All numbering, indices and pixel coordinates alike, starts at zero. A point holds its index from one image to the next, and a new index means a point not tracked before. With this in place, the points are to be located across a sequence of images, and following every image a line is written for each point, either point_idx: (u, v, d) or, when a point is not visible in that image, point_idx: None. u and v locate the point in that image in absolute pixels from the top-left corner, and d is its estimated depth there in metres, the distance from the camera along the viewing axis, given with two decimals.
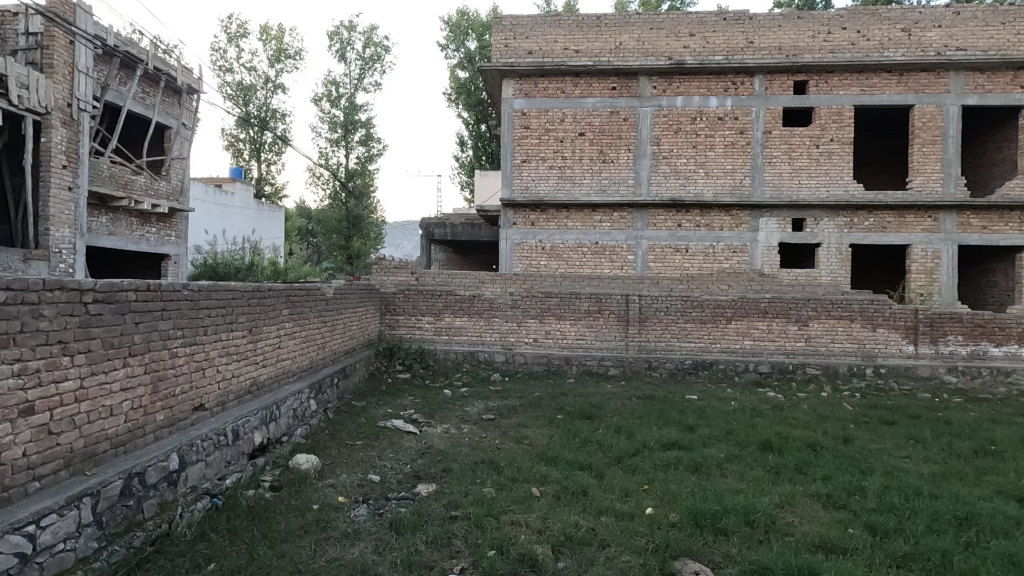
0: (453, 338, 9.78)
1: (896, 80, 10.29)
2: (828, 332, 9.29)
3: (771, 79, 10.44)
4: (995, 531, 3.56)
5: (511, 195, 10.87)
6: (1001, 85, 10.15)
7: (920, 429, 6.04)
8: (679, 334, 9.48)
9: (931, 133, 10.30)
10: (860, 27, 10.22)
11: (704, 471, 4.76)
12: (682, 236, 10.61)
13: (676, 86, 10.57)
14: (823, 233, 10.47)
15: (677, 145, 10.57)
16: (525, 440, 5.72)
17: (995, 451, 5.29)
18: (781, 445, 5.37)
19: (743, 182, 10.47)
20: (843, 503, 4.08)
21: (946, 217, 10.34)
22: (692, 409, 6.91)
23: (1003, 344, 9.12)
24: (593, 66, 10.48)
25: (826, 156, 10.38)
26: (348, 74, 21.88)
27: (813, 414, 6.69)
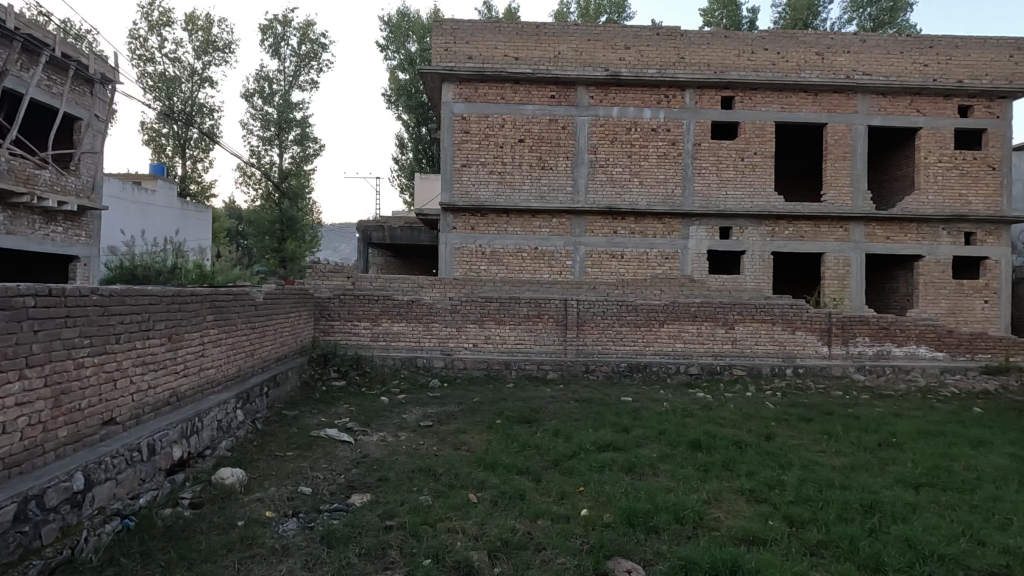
0: (391, 344, 9.60)
1: (812, 99, 11.06)
2: (752, 334, 9.84)
3: (701, 94, 10.95)
4: (895, 516, 3.88)
5: (451, 198, 10.80)
6: (901, 108, 11.13)
7: (832, 425, 6.50)
8: (615, 337, 9.75)
9: (842, 149, 11.15)
10: (780, 48, 10.92)
11: (638, 471, 4.90)
12: (618, 243, 10.90)
13: (612, 97, 10.88)
14: (748, 241, 11.06)
15: (613, 153, 10.88)
16: (464, 446, 5.68)
17: (896, 443, 5.77)
18: (709, 443, 5.62)
19: (674, 191, 10.91)
20: (765, 496, 4.32)
21: (855, 227, 11.18)
22: (627, 411, 7.11)
23: (905, 344, 9.93)
24: (533, 73, 10.60)
25: (750, 169, 11.02)
26: (281, 70, 21.09)
27: (739, 414, 7.04)
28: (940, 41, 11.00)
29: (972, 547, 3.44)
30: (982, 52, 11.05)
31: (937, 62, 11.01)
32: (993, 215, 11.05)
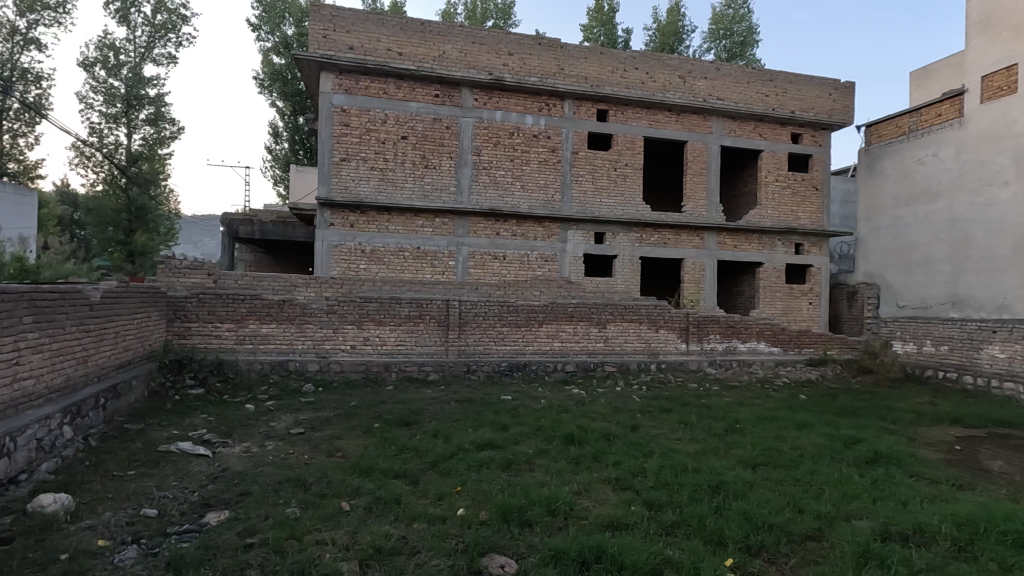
0: (259, 347, 8.92)
1: (675, 118, 12.14)
2: (622, 333, 10.56)
3: (579, 105, 11.54)
4: (735, 494, 4.36)
5: (328, 193, 10.26)
6: (747, 132, 12.60)
7: (689, 414, 7.16)
8: (496, 337, 9.96)
9: (700, 165, 12.36)
10: (648, 69, 11.82)
11: (514, 468, 5.02)
12: (500, 245, 11.08)
13: (496, 101, 11.07)
14: (619, 246, 11.83)
15: (496, 157, 11.06)
16: (338, 453, 5.43)
17: (739, 428, 6.50)
18: (581, 437, 5.93)
19: (554, 196, 11.37)
20: (629, 484, 4.64)
21: (710, 236, 12.43)
22: (506, 409, 7.25)
23: (748, 340, 11.24)
24: (417, 70, 10.43)
25: (622, 179, 11.83)
26: (130, 40, 18.66)
27: (609, 407, 7.50)
28: (778, 76, 12.60)
29: (793, 515, 3.98)
30: (809, 89, 12.85)
31: (776, 94, 12.61)
32: (816, 229, 12.90)
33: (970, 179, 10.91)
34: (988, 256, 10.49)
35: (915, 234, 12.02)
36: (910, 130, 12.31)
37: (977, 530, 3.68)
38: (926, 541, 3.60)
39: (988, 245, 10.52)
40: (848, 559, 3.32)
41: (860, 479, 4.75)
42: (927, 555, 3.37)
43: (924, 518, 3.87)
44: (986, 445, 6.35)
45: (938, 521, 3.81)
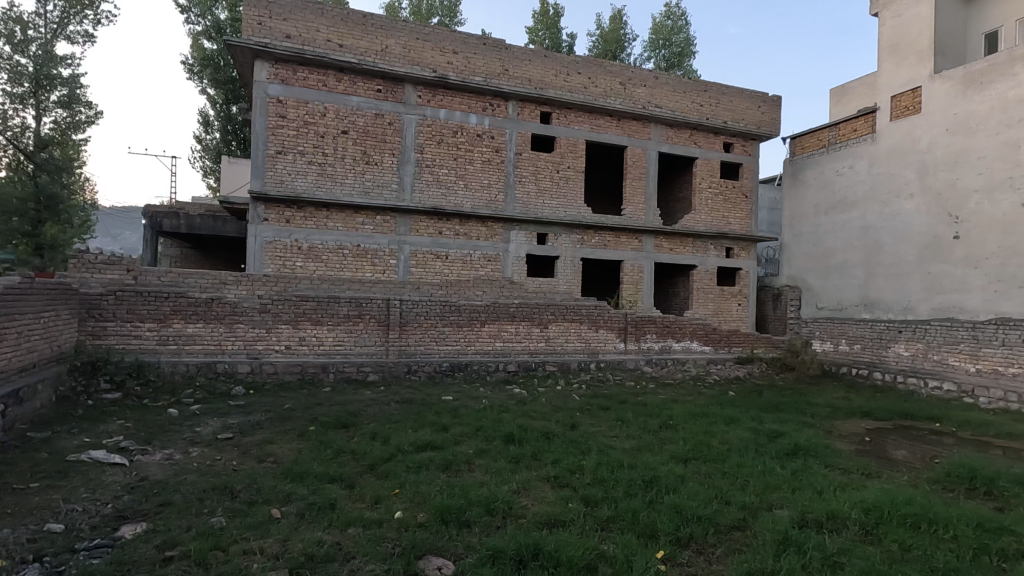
0: (185, 348, 8.44)
1: (615, 123, 12.47)
2: (563, 333, 10.79)
3: (522, 106, 11.63)
4: (667, 488, 4.53)
5: (262, 187, 9.81)
6: (683, 139, 13.11)
7: (625, 412, 7.38)
8: (438, 337, 9.92)
9: (639, 170, 12.75)
10: (591, 74, 12.06)
11: (454, 468, 4.99)
12: (443, 244, 10.98)
13: (440, 98, 10.97)
14: (561, 247, 12.01)
15: (439, 155, 10.96)
16: (269, 458, 5.21)
17: (673, 425, 6.76)
18: (521, 436, 5.98)
19: (497, 196, 11.40)
20: (566, 481, 4.72)
21: (647, 239, 12.83)
22: (447, 409, 7.21)
23: (682, 340, 11.70)
24: (359, 64, 10.17)
25: (564, 181, 12.02)
26: (40, 14, 17.15)
27: (549, 406, 7.60)
28: (712, 87, 13.18)
29: (721, 507, 4.18)
30: (740, 101, 13.53)
31: (710, 104, 13.19)
32: (746, 234, 13.60)
33: (880, 190, 11.83)
34: (895, 262, 11.41)
35: (834, 240, 12.90)
36: (829, 143, 13.20)
37: (881, 515, 4.00)
38: (838, 526, 3.88)
39: (896, 252, 11.44)
40: (769, 545, 3.51)
41: (782, 471, 5.04)
42: (838, 539, 3.62)
43: (836, 505, 4.15)
44: (891, 436, 6.91)
45: (849, 507, 4.11)
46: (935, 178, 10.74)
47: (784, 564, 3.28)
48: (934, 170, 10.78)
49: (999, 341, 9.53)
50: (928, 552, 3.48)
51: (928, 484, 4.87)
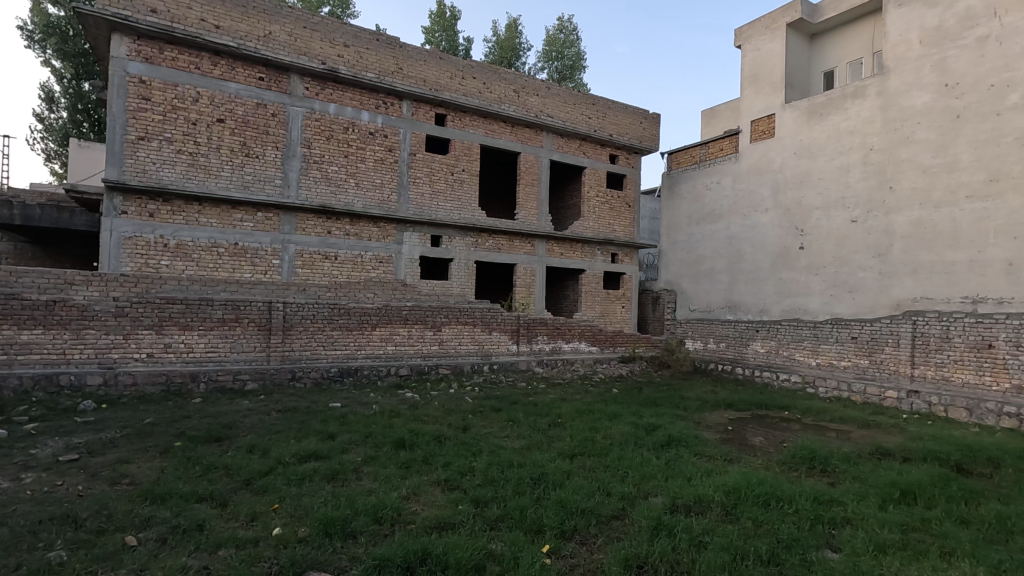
0: (17, 358, 7.27)
1: (509, 129, 12.74)
2: (456, 335, 10.88)
3: (417, 107, 11.50)
4: (554, 484, 4.70)
5: (120, 175, 8.72)
6: (573, 149, 13.73)
7: (516, 412, 7.56)
8: (325, 342, 9.49)
9: (532, 176, 13.12)
10: (486, 79, 12.21)
11: (340, 478, 4.79)
12: (332, 244, 10.49)
13: (329, 92, 10.50)
14: (455, 250, 12.01)
15: (328, 151, 10.47)
16: (125, 479, 4.66)
17: (560, 423, 7.04)
18: (412, 440, 5.88)
19: (390, 197, 11.14)
20: (457, 483, 4.73)
21: (539, 244, 13.22)
22: (334, 417, 6.90)
23: (571, 341, 12.20)
24: (238, 48, 9.42)
25: (459, 184, 12.07)
26: None
27: (442, 410, 7.57)
28: (599, 101, 13.93)
29: (602, 499, 4.41)
30: (624, 116, 14.43)
31: (597, 117, 13.91)
32: (629, 241, 14.52)
33: (742, 204, 13.19)
34: (754, 269, 12.79)
35: (703, 248, 14.17)
36: (701, 160, 14.48)
37: (739, 495, 4.45)
38: (703, 509, 4.26)
39: (754, 259, 12.83)
40: (644, 531, 3.77)
41: (657, 461, 5.44)
42: (703, 521, 3.98)
43: (702, 489, 4.56)
44: (749, 424, 7.73)
45: (713, 491, 4.53)
46: (785, 195, 12.20)
47: (657, 548, 3.54)
48: (784, 189, 12.23)
49: (833, 339, 11.03)
50: (775, 525, 3.93)
51: (777, 466, 5.51)
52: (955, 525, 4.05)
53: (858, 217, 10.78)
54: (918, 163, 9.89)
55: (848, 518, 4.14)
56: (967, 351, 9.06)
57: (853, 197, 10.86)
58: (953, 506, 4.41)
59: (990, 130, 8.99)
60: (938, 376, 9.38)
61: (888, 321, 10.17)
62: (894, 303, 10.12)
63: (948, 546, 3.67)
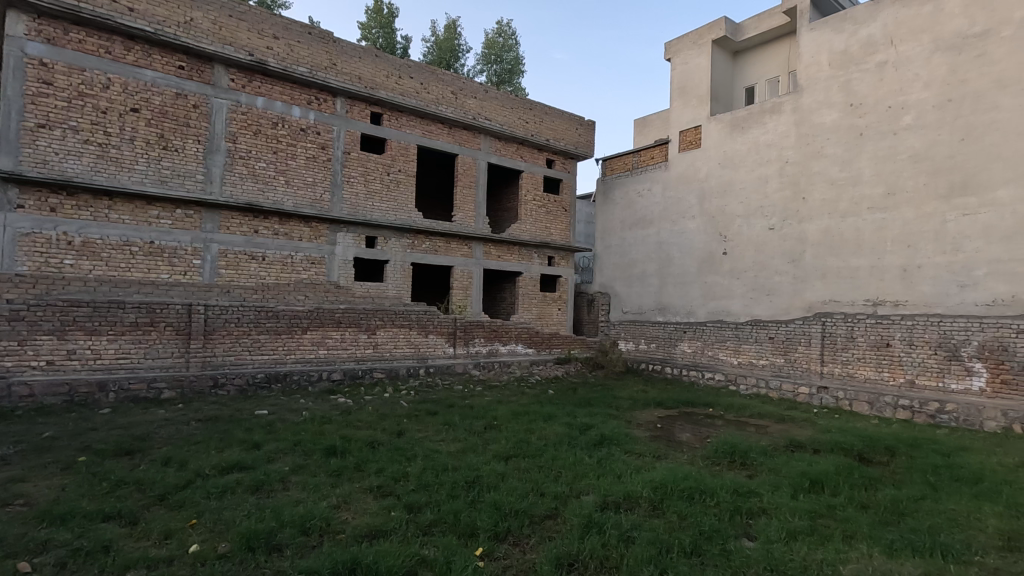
0: None
1: (446, 131, 12.68)
2: (392, 338, 10.72)
3: (351, 104, 11.21)
4: (488, 486, 4.71)
5: (16, 165, 7.92)
6: (510, 152, 13.85)
7: (452, 415, 7.52)
8: (251, 346, 9.09)
9: (469, 178, 13.11)
10: (424, 80, 12.08)
11: (266, 489, 4.58)
12: (259, 244, 10.00)
13: (257, 85, 10.05)
14: (391, 251, 11.77)
15: (255, 146, 10.00)
16: (18, 500, 4.23)
17: (496, 425, 7.07)
18: (343, 447, 5.71)
19: (323, 196, 10.77)
20: (390, 490, 4.64)
21: (476, 246, 13.22)
22: (259, 425, 6.58)
23: (508, 343, 12.31)
24: (155, 34, 8.82)
25: (395, 184, 11.87)
26: None
27: (376, 414, 7.40)
28: (536, 106, 14.12)
29: (535, 499, 4.46)
30: (560, 122, 14.70)
31: (534, 122, 14.09)
32: (564, 244, 14.78)
33: (671, 211, 13.76)
34: (682, 273, 13.37)
35: (635, 252, 14.68)
36: (633, 167, 15.00)
37: (665, 490, 4.64)
38: (632, 504, 4.41)
39: (682, 264, 13.42)
40: (576, 529, 3.85)
41: (590, 460, 5.57)
42: (632, 517, 4.11)
43: (631, 486, 4.72)
44: (677, 421, 8.07)
45: (641, 487, 4.69)
46: (710, 203, 12.85)
47: (587, 545, 3.63)
48: (710, 197, 12.88)
49: (753, 339, 11.71)
50: (699, 518, 4.13)
51: (701, 461, 5.78)
52: (856, 510, 4.41)
53: (775, 225, 11.53)
54: (827, 176, 10.70)
55: (763, 508, 4.41)
56: (869, 350, 9.88)
57: (771, 206, 11.61)
58: (855, 492, 4.80)
59: (888, 147, 9.88)
60: (844, 372, 10.15)
61: (801, 322, 10.93)
62: (806, 306, 10.89)
63: (849, 530, 3.99)
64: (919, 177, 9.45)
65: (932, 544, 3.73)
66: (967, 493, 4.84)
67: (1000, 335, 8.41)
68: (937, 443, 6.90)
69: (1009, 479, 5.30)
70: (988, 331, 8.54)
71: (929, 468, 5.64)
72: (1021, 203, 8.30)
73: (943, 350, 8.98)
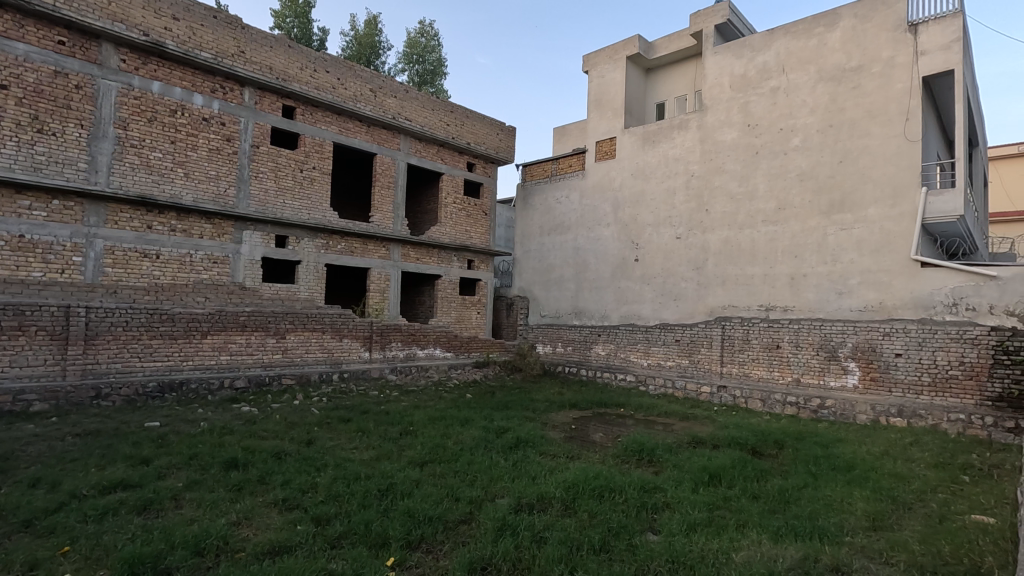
0: None
1: (364, 129, 12.33)
2: (302, 343, 10.25)
3: (260, 96, 10.60)
4: (402, 494, 4.61)
5: None
6: (430, 154, 13.71)
7: (366, 422, 7.30)
8: (141, 353, 8.34)
9: (387, 178, 12.82)
10: (340, 75, 11.67)
11: (154, 509, 4.20)
12: (153, 241, 9.18)
13: (153, 69, 9.25)
14: (303, 252, 11.23)
15: (150, 134, 9.19)
16: None
17: (412, 430, 6.95)
18: (246, 460, 5.36)
19: (227, 191, 10.11)
20: (296, 503, 4.41)
21: (394, 248, 12.94)
22: (149, 438, 6.03)
23: (426, 346, 12.17)
24: (29, 4, 7.86)
25: (308, 182, 11.37)
26: None
27: (283, 423, 7.02)
28: (457, 109, 14.08)
29: (450, 505, 4.43)
30: (481, 126, 14.75)
31: (455, 125, 14.05)
32: (484, 248, 14.83)
33: (588, 218, 14.22)
34: (597, 278, 13.86)
35: (553, 257, 15.02)
36: (551, 174, 15.36)
37: (577, 490, 4.77)
38: (544, 505, 4.49)
39: (597, 269, 13.90)
40: (490, 533, 3.86)
41: (505, 463, 5.60)
42: (545, 517, 4.19)
43: (545, 487, 4.80)
44: (591, 422, 8.33)
45: (554, 487, 4.79)
46: (624, 212, 13.42)
47: (501, 548, 3.64)
48: (623, 206, 13.45)
49: (661, 342, 12.34)
50: (608, 515, 4.27)
51: (612, 459, 6.02)
52: (749, 500, 4.77)
53: (681, 234, 12.24)
54: (727, 190, 11.53)
55: (667, 502, 4.65)
56: (762, 351, 10.72)
57: (678, 216, 12.31)
58: (747, 484, 5.20)
59: (779, 166, 10.81)
60: (741, 372, 10.92)
61: (703, 326, 11.67)
62: (708, 310, 11.64)
63: (742, 519, 4.30)
64: (806, 194, 10.41)
65: (812, 529, 4.11)
66: (841, 480, 5.39)
67: (870, 337, 9.44)
68: (818, 435, 7.61)
69: (876, 466, 5.96)
70: (860, 333, 9.55)
71: (811, 459, 6.21)
72: (888, 220, 9.38)
73: (824, 351, 9.93)
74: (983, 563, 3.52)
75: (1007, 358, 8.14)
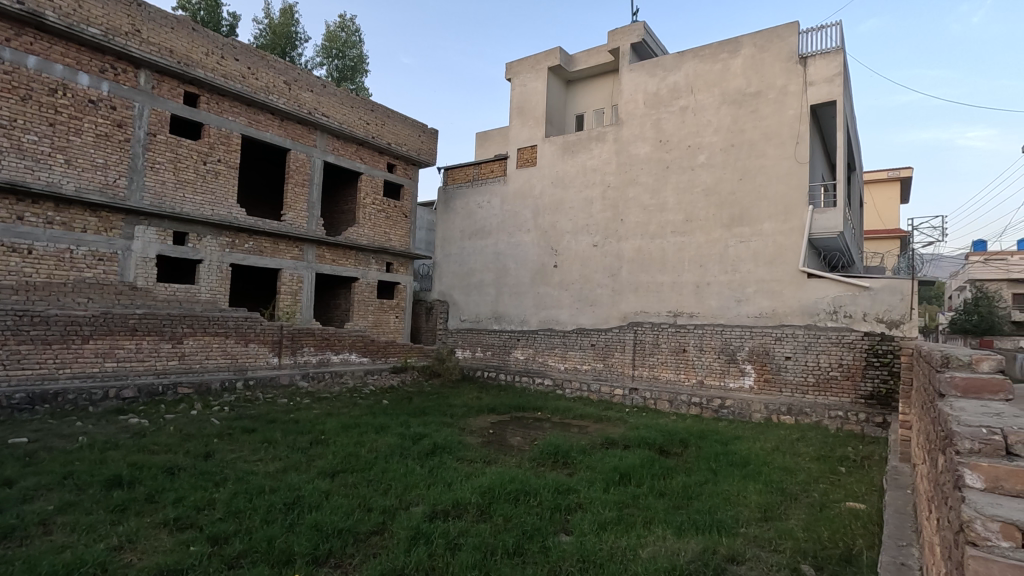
0: None
1: (277, 123, 11.72)
2: (202, 349, 9.55)
3: (158, 80, 9.77)
4: (310, 506, 4.39)
5: None
6: (348, 153, 13.28)
7: (272, 431, 6.90)
8: (6, 359, 7.39)
9: (302, 175, 12.25)
10: (251, 64, 11.03)
11: (17, 537, 3.72)
12: (24, 233, 8.17)
13: (29, 41, 8.26)
14: (205, 251, 10.47)
15: (24, 114, 8.20)
16: None
17: (323, 439, 6.65)
18: (132, 476, 4.89)
19: (117, 182, 9.20)
20: (190, 522, 4.07)
21: (308, 249, 12.38)
22: (13, 456, 5.33)
23: (339, 351, 11.74)
24: None
25: (212, 176, 10.64)
26: None
27: (178, 436, 6.47)
28: (378, 108, 13.75)
29: (361, 516, 4.27)
30: (403, 127, 14.48)
31: (375, 124, 13.70)
32: (403, 250, 14.55)
33: (508, 223, 14.36)
34: (517, 283, 14.03)
35: (473, 262, 15.03)
36: (473, 179, 15.37)
37: (492, 495, 4.77)
38: (460, 511, 4.45)
39: (517, 274, 14.07)
40: (402, 543, 3.77)
41: (421, 470, 5.50)
42: (460, 524, 4.16)
43: (461, 493, 4.77)
44: (509, 426, 8.39)
45: (470, 493, 4.77)
46: (543, 219, 13.69)
47: (414, 557, 3.56)
48: (543, 213, 13.72)
49: (577, 346, 12.68)
50: (522, 518, 4.31)
51: (528, 463, 6.07)
52: (655, 497, 5.01)
53: (597, 242, 12.69)
54: (640, 202, 12.10)
55: (580, 503, 4.77)
56: (669, 355, 11.32)
57: (595, 225, 12.75)
58: (654, 481, 5.44)
59: (687, 180, 11.49)
60: (650, 375, 11.45)
61: (617, 330, 12.14)
62: (622, 316, 12.13)
63: (649, 516, 4.49)
64: (710, 208, 11.13)
65: (710, 522, 4.37)
66: (738, 475, 5.79)
67: (764, 342, 10.23)
68: (718, 433, 8.14)
69: (768, 461, 6.47)
70: (756, 338, 10.33)
71: (713, 456, 6.61)
72: (780, 234, 10.25)
73: (724, 354, 10.64)
74: (855, 545, 3.92)
75: (877, 360, 9.16)
